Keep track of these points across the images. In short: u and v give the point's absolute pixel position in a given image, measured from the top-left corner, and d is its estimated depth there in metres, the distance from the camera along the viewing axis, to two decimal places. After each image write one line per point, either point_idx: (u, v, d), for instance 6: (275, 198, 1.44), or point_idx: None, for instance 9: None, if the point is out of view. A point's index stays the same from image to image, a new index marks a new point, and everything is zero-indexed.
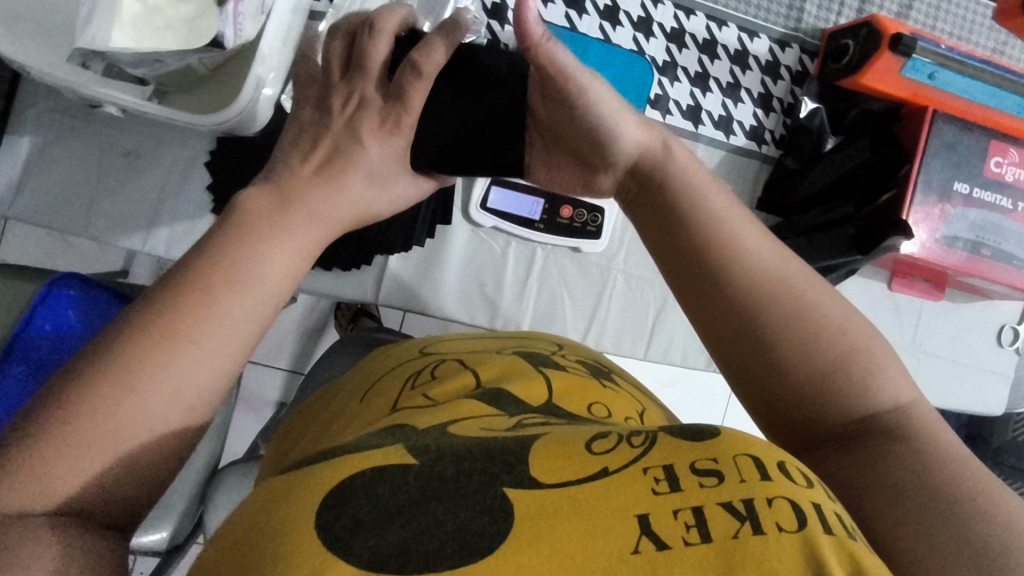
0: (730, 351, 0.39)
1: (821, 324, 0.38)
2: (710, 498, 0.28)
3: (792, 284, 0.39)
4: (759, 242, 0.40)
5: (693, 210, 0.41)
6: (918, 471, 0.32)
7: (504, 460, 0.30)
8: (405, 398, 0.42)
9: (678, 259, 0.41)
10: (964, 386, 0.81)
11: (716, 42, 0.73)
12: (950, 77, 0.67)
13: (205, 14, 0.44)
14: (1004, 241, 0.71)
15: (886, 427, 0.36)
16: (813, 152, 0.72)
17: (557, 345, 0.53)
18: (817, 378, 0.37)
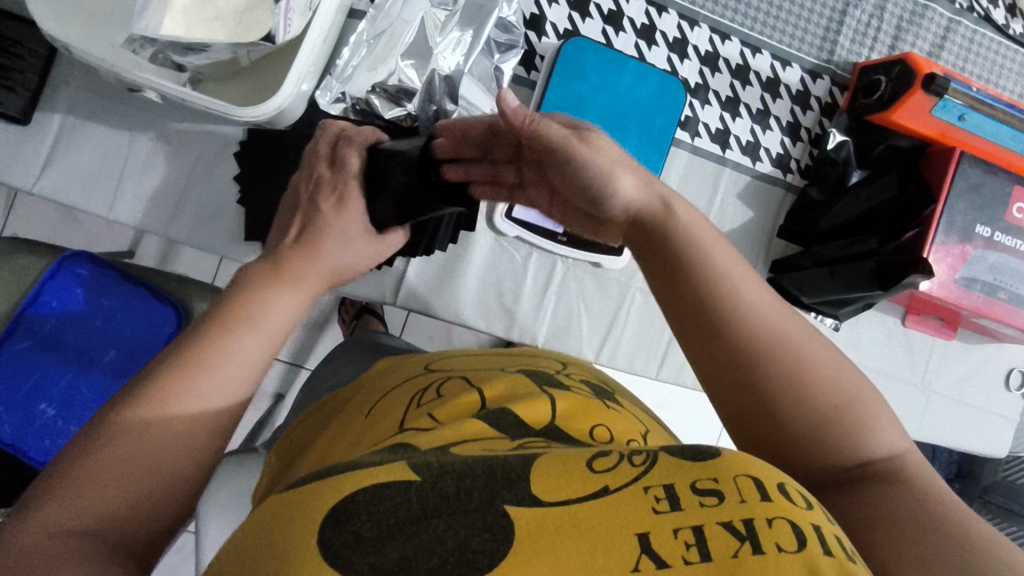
0: (732, 404, 0.39)
1: (824, 380, 0.37)
2: (712, 518, 0.27)
3: (791, 340, 0.38)
4: (757, 290, 0.39)
5: (697, 264, 0.39)
6: (926, 522, 0.32)
7: (505, 477, 0.28)
8: (411, 417, 0.41)
9: (685, 312, 0.40)
10: (970, 427, 0.81)
11: (749, 68, 0.73)
12: (979, 120, 0.67)
13: (257, 7, 0.44)
14: (1019, 286, 0.71)
15: (885, 480, 0.35)
16: (838, 184, 0.72)
17: (562, 365, 0.53)
18: (819, 433, 0.36)
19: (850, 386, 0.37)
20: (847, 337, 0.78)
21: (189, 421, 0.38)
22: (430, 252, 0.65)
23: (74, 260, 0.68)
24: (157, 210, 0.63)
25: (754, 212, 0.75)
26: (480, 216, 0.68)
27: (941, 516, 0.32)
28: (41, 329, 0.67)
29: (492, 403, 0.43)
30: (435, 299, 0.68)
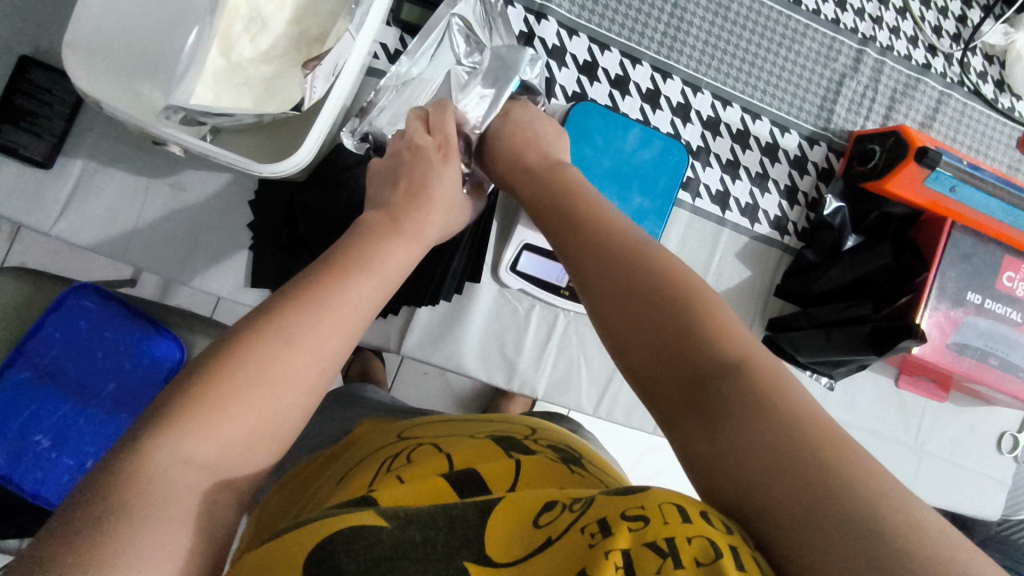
0: (610, 328, 0.42)
1: (694, 303, 0.40)
2: (635, 541, 0.30)
3: (697, 301, 0.40)
4: (646, 242, 0.46)
5: (594, 220, 0.48)
6: (773, 436, 0.32)
7: (464, 536, 0.32)
8: (379, 477, 0.42)
9: (578, 252, 0.46)
10: (963, 490, 0.82)
11: (749, 133, 0.76)
12: (969, 192, 0.70)
13: (285, 77, 0.46)
14: (1010, 352, 0.73)
15: (740, 394, 0.35)
16: (832, 248, 0.74)
17: (531, 431, 0.54)
18: (682, 346, 0.38)
19: (722, 315, 0.40)
20: (841, 396, 0.79)
21: (253, 415, 0.35)
22: (435, 301, 0.67)
23: (80, 293, 0.69)
24: (171, 254, 0.64)
25: (751, 272, 0.76)
26: (486, 267, 0.71)
27: (794, 433, 0.32)
28: (41, 360, 0.68)
29: (459, 463, 0.44)
30: (438, 347, 0.69)
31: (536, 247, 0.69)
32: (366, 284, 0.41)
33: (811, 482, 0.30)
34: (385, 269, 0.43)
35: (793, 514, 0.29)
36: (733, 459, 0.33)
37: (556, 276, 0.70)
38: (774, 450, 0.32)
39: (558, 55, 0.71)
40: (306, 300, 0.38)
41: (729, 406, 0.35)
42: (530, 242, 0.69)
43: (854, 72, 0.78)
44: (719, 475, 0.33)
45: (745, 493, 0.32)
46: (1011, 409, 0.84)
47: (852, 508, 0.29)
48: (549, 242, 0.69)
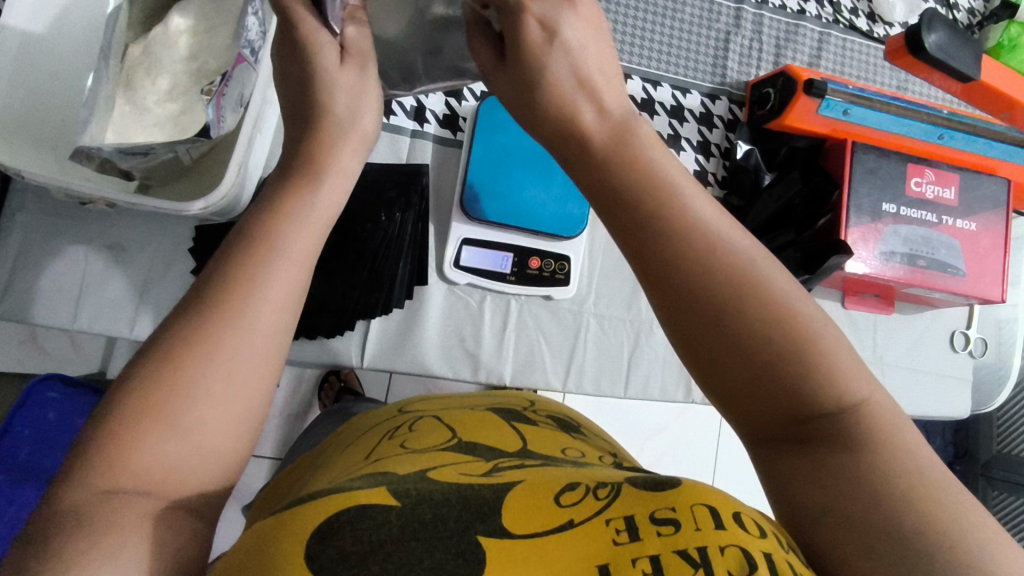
0: (697, 357, 0.34)
1: (796, 330, 0.33)
2: (667, 546, 0.33)
3: (804, 329, 0.33)
4: (717, 216, 0.35)
5: (652, 188, 0.35)
6: (885, 483, 0.30)
7: (478, 510, 0.35)
8: (385, 447, 0.48)
9: (638, 239, 0.34)
10: (930, 393, 0.86)
11: (653, 101, 0.80)
12: (863, 113, 0.75)
13: (191, 109, 0.49)
14: (936, 252, 0.77)
15: (848, 431, 0.32)
16: (753, 187, 0.79)
17: (531, 403, 0.61)
18: (783, 372, 0.32)
19: (814, 322, 0.34)
20: None
21: (192, 420, 0.33)
22: (388, 310, 0.69)
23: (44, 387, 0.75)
24: (121, 315, 0.65)
25: None
26: (432, 269, 0.73)
27: (903, 474, 0.30)
28: (17, 458, 0.75)
29: (462, 434, 0.50)
30: (400, 354, 0.71)
31: (475, 240, 0.73)
32: (282, 276, 0.36)
33: (913, 536, 0.28)
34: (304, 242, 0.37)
35: (879, 554, 0.29)
36: (840, 504, 0.30)
37: (499, 264, 0.73)
38: (879, 499, 0.30)
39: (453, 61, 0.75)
40: (199, 334, 0.34)
41: (838, 445, 0.32)
42: (469, 236, 0.73)
43: (737, 28, 0.84)
44: (809, 509, 0.32)
45: (839, 535, 0.30)
46: (955, 308, 0.88)
47: (938, 550, 0.28)
48: (484, 233, 0.74)
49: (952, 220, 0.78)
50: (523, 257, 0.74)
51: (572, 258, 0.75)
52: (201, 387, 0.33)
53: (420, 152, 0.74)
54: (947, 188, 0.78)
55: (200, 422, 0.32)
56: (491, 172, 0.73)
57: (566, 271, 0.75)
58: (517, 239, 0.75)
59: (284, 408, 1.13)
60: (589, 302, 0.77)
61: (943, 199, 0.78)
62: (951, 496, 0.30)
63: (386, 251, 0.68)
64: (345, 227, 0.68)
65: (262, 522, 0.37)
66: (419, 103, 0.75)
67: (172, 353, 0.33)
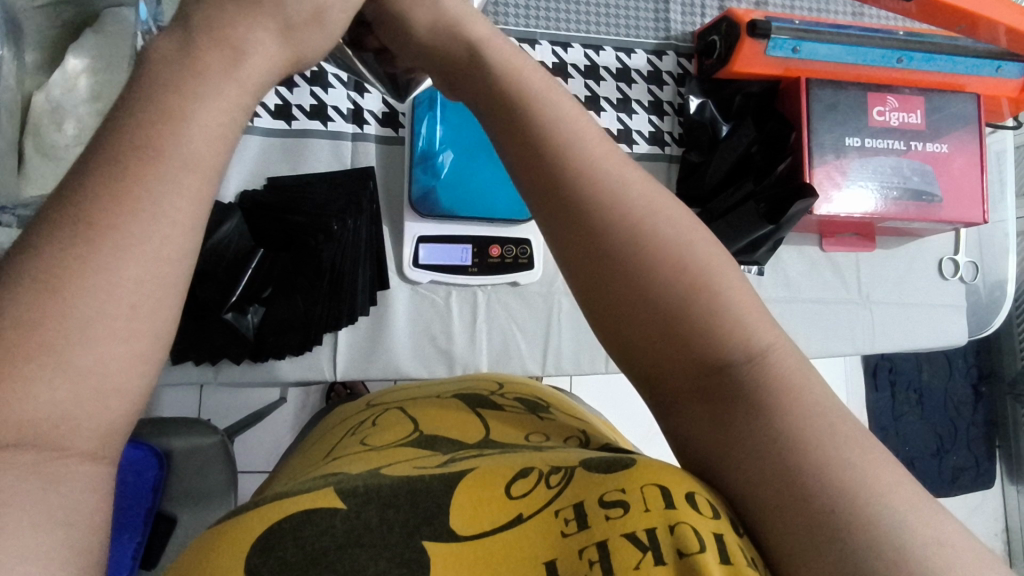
0: (613, 319, 0.38)
1: (695, 284, 0.36)
2: (615, 530, 0.32)
3: (707, 283, 0.36)
4: (626, 178, 0.38)
5: (569, 151, 0.38)
6: (783, 431, 0.33)
7: (427, 510, 0.36)
8: (344, 446, 0.47)
9: (554, 205, 0.38)
10: (922, 326, 0.84)
11: (598, 66, 0.78)
12: (814, 47, 0.71)
13: None
14: (907, 181, 0.75)
15: (753, 383, 0.35)
16: (711, 141, 0.76)
17: (498, 386, 0.58)
18: (685, 328, 0.36)
19: (718, 282, 0.37)
20: (773, 278, 0.80)
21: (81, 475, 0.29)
22: (354, 318, 0.69)
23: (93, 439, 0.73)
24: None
25: None
26: (391, 270, 0.72)
27: (801, 423, 0.33)
28: None
29: (425, 424, 0.49)
30: (372, 361, 0.71)
31: (430, 237, 0.71)
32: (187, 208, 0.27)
33: (806, 486, 0.31)
34: (204, 158, 0.27)
35: (779, 506, 0.31)
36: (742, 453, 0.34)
37: (459, 257, 0.72)
38: (783, 449, 0.32)
39: None
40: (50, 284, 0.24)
41: (745, 394, 0.35)
42: (424, 233, 0.72)
43: None
44: (725, 461, 0.35)
45: (746, 485, 0.33)
46: (941, 235, 0.85)
47: (830, 503, 0.30)
48: (440, 228, 0.72)
49: (921, 144, 0.75)
50: (482, 246, 0.73)
51: (533, 240, 0.74)
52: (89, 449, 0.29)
53: (363, 154, 0.73)
54: (912, 113, 0.75)
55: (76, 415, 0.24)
56: (452, 189, 0.71)
57: (528, 254, 0.74)
58: (475, 229, 0.73)
59: (295, 420, 1.17)
60: (558, 282, 0.75)
61: (910, 125, 0.75)
62: (855, 452, 0.32)
63: (343, 258, 0.66)
64: (296, 232, 0.66)
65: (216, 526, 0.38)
66: (356, 104, 0.73)
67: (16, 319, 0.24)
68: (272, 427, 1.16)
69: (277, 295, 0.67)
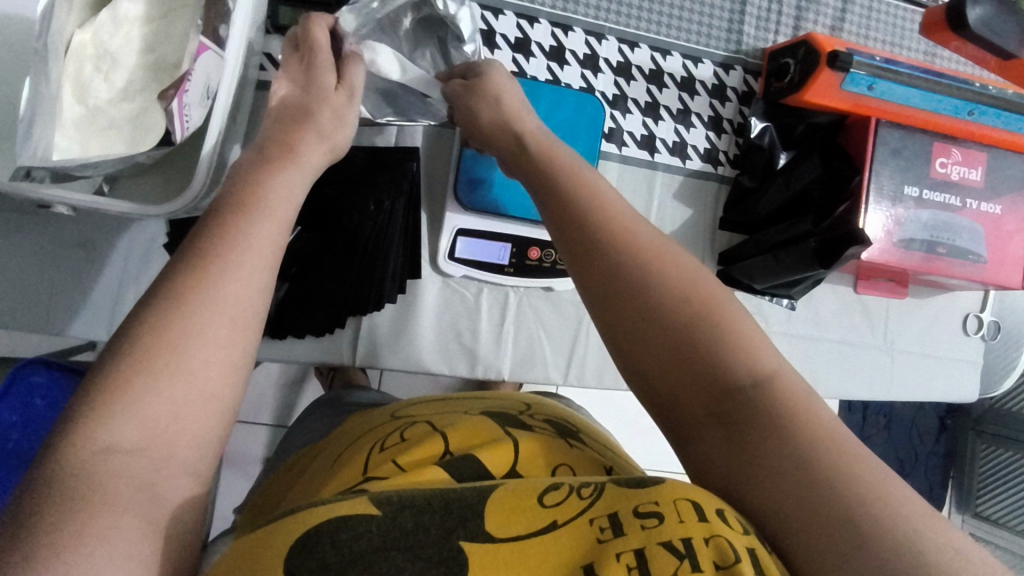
0: (620, 335, 0.40)
1: (698, 303, 0.39)
2: (652, 539, 0.31)
3: (714, 306, 0.39)
4: (635, 217, 0.43)
5: (587, 200, 0.44)
6: (797, 448, 0.33)
7: (460, 514, 0.32)
8: (375, 464, 0.43)
9: (575, 248, 0.43)
10: (938, 379, 0.84)
11: (662, 71, 0.74)
12: (889, 86, 0.68)
13: (150, 110, 0.44)
14: (957, 237, 0.73)
15: (764, 403, 0.35)
16: (767, 168, 0.74)
17: (526, 407, 0.56)
18: (691, 349, 0.38)
19: (728, 311, 0.39)
20: (804, 314, 0.79)
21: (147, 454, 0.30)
22: (380, 306, 0.65)
23: (26, 369, 0.66)
24: (103, 297, 0.62)
25: (692, 209, 0.76)
26: (425, 261, 0.69)
27: (818, 444, 0.33)
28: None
29: (454, 444, 0.45)
30: (394, 351, 0.68)
31: (470, 231, 0.68)
32: (261, 231, 0.37)
33: (840, 505, 0.30)
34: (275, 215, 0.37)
35: (816, 530, 0.30)
36: (763, 478, 0.33)
37: (497, 256, 0.69)
38: (799, 463, 0.32)
39: (488, 38, 0.69)
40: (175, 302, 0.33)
41: (757, 413, 0.35)
42: (464, 226, 0.68)
43: None
44: (742, 485, 0.34)
45: (772, 510, 0.32)
46: (970, 291, 0.85)
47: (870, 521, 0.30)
48: (481, 223, 0.69)
49: (976, 202, 0.74)
50: (522, 248, 0.70)
51: None
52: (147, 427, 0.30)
53: (410, 135, 0.69)
54: (973, 168, 0.74)
55: (181, 387, 0.31)
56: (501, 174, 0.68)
57: None
58: (516, 228, 0.70)
59: (284, 377, 1.14)
60: None
61: (969, 181, 0.73)
62: (874, 472, 0.32)
63: (380, 240, 0.62)
64: (337, 206, 0.62)
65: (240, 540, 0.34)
66: None
67: (147, 325, 0.32)
68: (261, 385, 1.13)
69: (304, 272, 0.64)
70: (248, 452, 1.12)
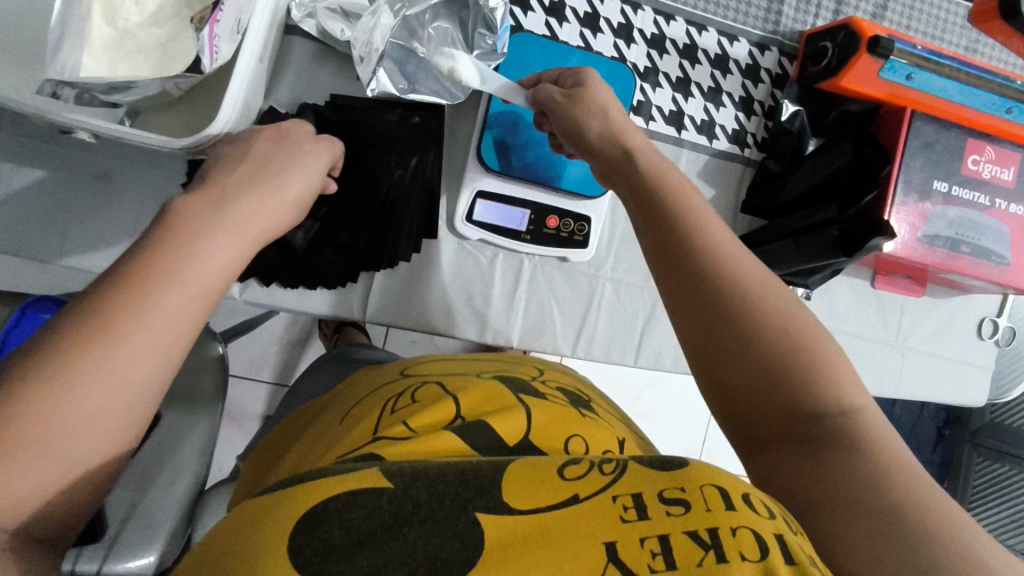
0: (707, 352, 0.42)
1: (790, 331, 0.41)
2: (678, 527, 0.30)
3: (805, 338, 0.41)
4: (731, 242, 0.45)
5: (686, 216, 0.45)
6: (876, 476, 0.35)
7: (477, 484, 0.32)
8: (387, 423, 0.42)
9: (667, 260, 0.44)
10: (948, 381, 0.83)
11: (696, 47, 0.73)
12: (928, 78, 0.66)
13: (179, 37, 0.43)
14: (982, 237, 0.72)
15: (845, 432, 0.38)
16: (794, 154, 0.72)
17: (538, 372, 0.55)
18: (780, 373, 0.40)
19: (815, 335, 0.41)
20: (819, 304, 0.78)
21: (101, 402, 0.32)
22: (393, 263, 0.65)
23: (36, 306, 0.60)
24: (117, 232, 0.61)
25: (715, 190, 0.75)
26: (442, 221, 0.68)
27: (896, 478, 0.35)
28: None
29: (465, 406, 0.44)
30: (404, 309, 0.68)
31: (488, 193, 0.67)
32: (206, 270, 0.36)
33: (902, 524, 0.33)
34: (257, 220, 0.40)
35: (874, 539, 0.33)
36: (825, 486, 0.36)
37: (514, 221, 0.68)
38: (878, 491, 0.34)
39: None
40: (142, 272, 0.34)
41: (838, 440, 0.37)
42: (484, 189, 0.67)
43: None
44: (803, 494, 0.37)
45: (843, 532, 0.34)
46: (988, 295, 0.85)
47: (923, 531, 0.32)
48: (502, 186, 0.68)
49: (1005, 203, 0.72)
50: (540, 215, 0.69)
51: (593, 218, 0.70)
52: (105, 391, 0.32)
53: None
54: (1005, 168, 0.72)
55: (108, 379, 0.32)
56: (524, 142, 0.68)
57: (585, 232, 0.70)
58: (535, 194, 0.69)
59: (289, 335, 1.14)
60: (606, 267, 0.73)
61: (1000, 180, 0.72)
62: (947, 508, 0.34)
63: (398, 196, 0.61)
64: (359, 155, 0.60)
65: (241, 508, 0.34)
66: None
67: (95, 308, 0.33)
68: (265, 340, 1.13)
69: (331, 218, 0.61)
70: (248, 406, 1.12)
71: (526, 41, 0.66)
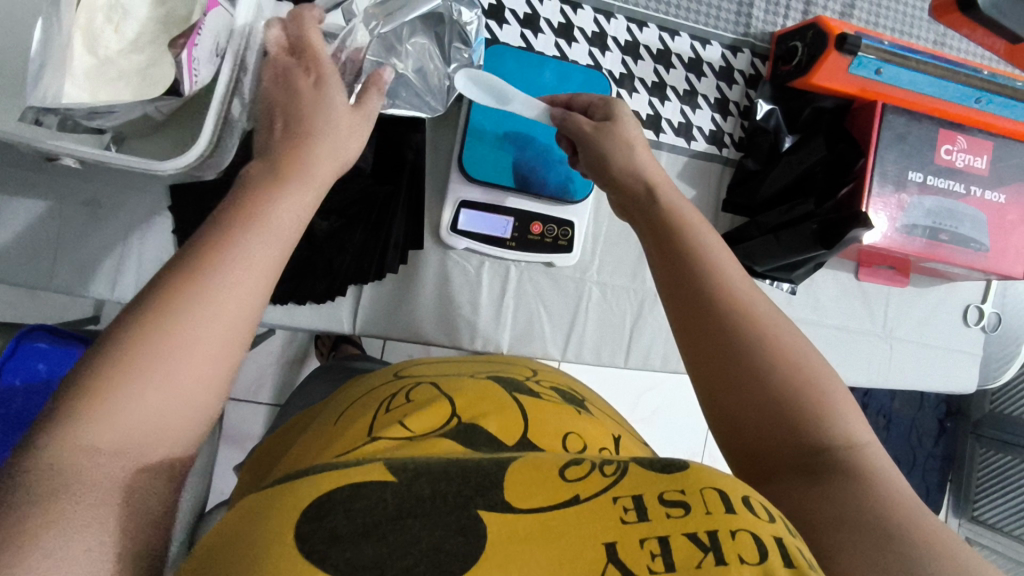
0: (715, 382, 0.43)
1: (796, 365, 0.42)
2: (678, 529, 0.30)
3: (811, 372, 0.41)
4: (738, 277, 0.46)
5: (696, 251, 0.47)
6: (878, 509, 0.35)
7: (479, 483, 0.31)
8: (382, 425, 0.42)
9: (678, 293, 0.46)
10: (937, 369, 0.84)
11: (670, 52, 0.74)
12: (896, 72, 0.68)
13: (159, 62, 0.44)
14: (959, 225, 0.73)
15: (849, 463, 0.38)
16: (771, 151, 0.74)
17: (531, 372, 0.56)
18: (786, 404, 0.40)
19: (818, 366, 0.42)
20: (804, 299, 0.79)
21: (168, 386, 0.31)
22: (380, 275, 0.65)
23: (30, 334, 0.60)
24: (107, 257, 0.62)
25: (695, 189, 0.76)
26: (428, 231, 0.69)
27: (899, 512, 0.35)
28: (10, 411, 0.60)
29: (460, 408, 0.44)
30: (394, 321, 0.69)
31: (471, 202, 0.68)
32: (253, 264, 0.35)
33: (903, 551, 0.33)
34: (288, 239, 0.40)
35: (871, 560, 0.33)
36: (828, 509, 0.36)
37: (497, 228, 0.69)
38: (881, 523, 0.34)
39: (498, 14, 0.69)
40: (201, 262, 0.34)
41: (842, 470, 0.38)
42: (467, 198, 0.68)
43: None
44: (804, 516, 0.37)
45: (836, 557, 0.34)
46: (971, 283, 0.86)
47: (922, 554, 0.33)
48: (487, 195, 0.69)
49: (980, 191, 0.74)
50: (524, 222, 0.70)
51: (575, 222, 0.72)
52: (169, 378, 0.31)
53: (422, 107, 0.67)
54: (979, 157, 0.74)
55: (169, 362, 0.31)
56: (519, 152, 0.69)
57: (569, 237, 0.71)
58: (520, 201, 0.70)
59: (285, 355, 1.15)
60: (592, 270, 0.74)
61: (974, 169, 0.73)
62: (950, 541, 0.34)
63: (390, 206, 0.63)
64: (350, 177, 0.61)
65: (244, 503, 0.34)
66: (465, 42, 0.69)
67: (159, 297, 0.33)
68: (262, 361, 1.13)
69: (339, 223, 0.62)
70: (246, 429, 1.12)
71: (501, 50, 0.67)
